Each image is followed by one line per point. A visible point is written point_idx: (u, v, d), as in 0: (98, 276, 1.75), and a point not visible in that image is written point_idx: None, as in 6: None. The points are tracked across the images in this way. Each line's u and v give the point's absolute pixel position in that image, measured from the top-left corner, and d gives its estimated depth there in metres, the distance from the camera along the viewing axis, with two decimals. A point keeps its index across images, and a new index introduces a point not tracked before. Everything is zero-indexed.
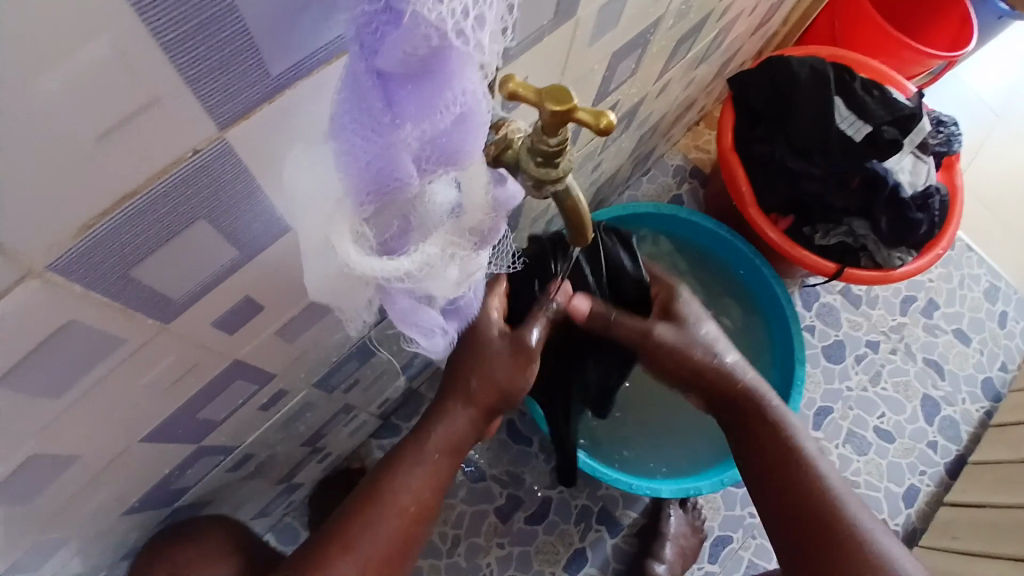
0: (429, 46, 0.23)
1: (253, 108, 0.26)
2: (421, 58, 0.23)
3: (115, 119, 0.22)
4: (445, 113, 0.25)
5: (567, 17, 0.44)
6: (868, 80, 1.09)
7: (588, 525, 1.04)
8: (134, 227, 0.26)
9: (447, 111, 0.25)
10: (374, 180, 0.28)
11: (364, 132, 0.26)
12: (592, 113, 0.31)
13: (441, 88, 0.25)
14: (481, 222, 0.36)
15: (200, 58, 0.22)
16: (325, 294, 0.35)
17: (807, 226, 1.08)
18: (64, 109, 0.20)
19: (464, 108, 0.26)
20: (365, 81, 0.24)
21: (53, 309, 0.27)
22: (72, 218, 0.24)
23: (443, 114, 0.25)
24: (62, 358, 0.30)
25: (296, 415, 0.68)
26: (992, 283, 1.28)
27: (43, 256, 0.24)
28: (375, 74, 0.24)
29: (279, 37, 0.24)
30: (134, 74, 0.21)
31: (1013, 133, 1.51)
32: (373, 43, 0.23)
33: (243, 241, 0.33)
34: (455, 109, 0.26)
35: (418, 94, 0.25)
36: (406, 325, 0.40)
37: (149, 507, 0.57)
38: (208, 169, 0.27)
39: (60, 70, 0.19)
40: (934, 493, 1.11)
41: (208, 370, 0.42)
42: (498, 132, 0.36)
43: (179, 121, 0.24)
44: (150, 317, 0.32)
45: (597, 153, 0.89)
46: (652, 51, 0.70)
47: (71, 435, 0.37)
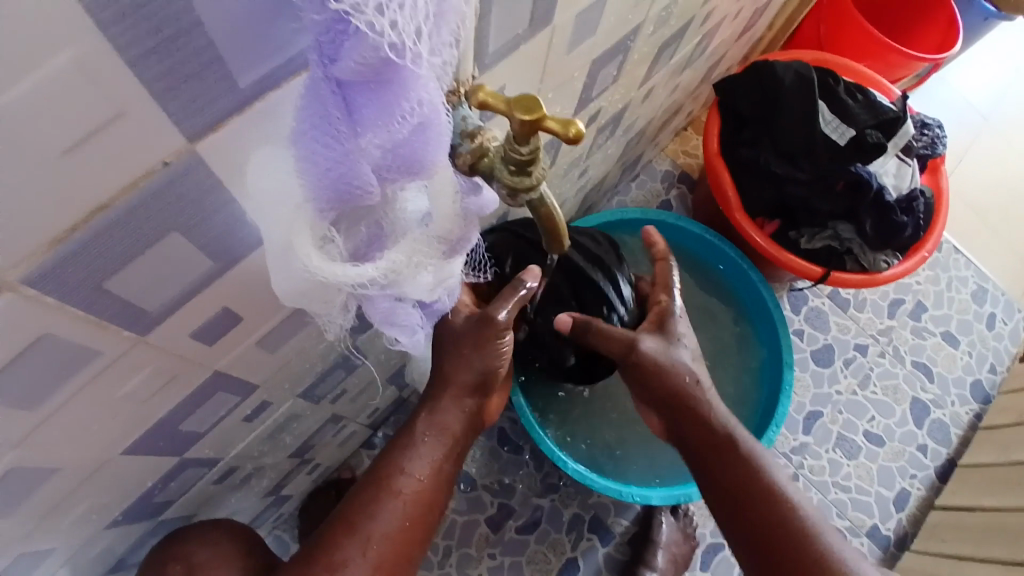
0: (378, 57, 0.23)
1: (224, 119, 0.26)
2: (374, 68, 0.23)
3: (81, 134, 0.22)
4: (402, 122, 0.26)
5: (544, 26, 0.44)
6: (851, 84, 1.10)
7: (580, 533, 1.03)
8: (108, 239, 0.27)
9: (404, 120, 0.26)
10: (334, 188, 0.28)
11: (324, 139, 0.26)
12: (561, 122, 0.32)
13: (397, 98, 0.25)
14: (451, 231, 0.36)
15: (166, 72, 0.23)
16: (295, 297, 0.34)
17: (793, 230, 1.09)
18: (28, 125, 0.20)
19: (422, 118, 0.26)
20: (323, 89, 0.24)
21: (25, 322, 0.27)
22: (42, 232, 0.24)
23: (400, 124, 0.26)
24: (35, 372, 0.30)
25: (283, 426, 0.68)
26: (979, 285, 1.29)
27: (16, 269, 0.24)
28: (333, 82, 0.24)
29: (247, 50, 0.24)
30: (99, 88, 0.21)
31: (997, 136, 1.53)
32: (330, 53, 0.23)
33: (219, 252, 0.33)
34: (412, 119, 0.26)
35: (374, 103, 0.25)
36: (388, 325, 0.40)
37: (132, 520, 0.56)
38: (181, 181, 0.27)
39: (23, 84, 0.19)
40: (924, 497, 1.11)
41: (188, 382, 0.42)
42: (472, 140, 0.34)
43: (145, 135, 0.24)
44: (127, 328, 0.32)
45: (582, 160, 0.90)
46: (634, 58, 0.71)
47: (48, 448, 0.37)
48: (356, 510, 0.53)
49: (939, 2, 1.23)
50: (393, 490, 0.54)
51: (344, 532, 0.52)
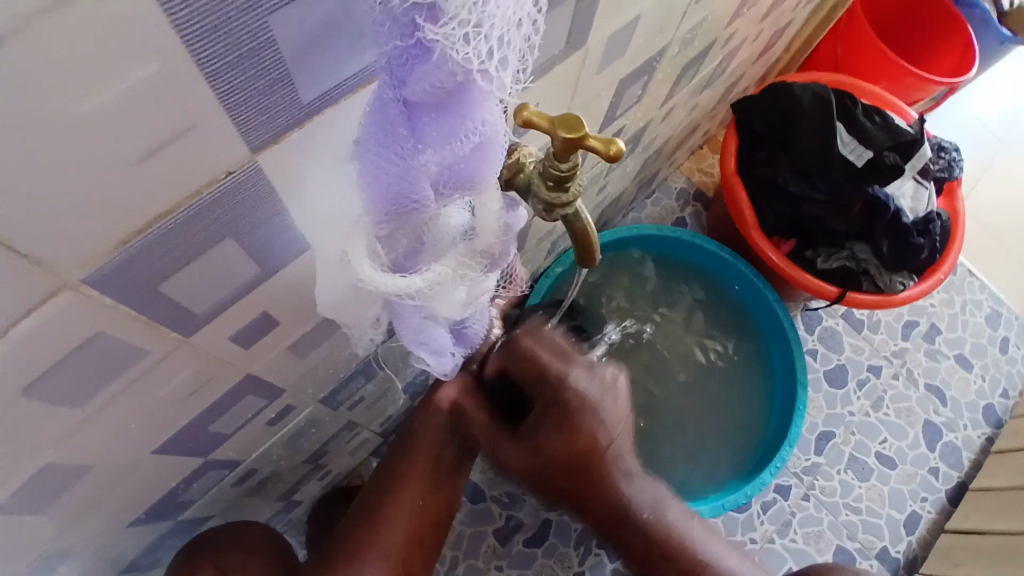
0: (454, 81, 0.24)
1: (285, 133, 0.27)
2: (447, 91, 0.24)
3: (156, 143, 0.23)
4: (465, 142, 0.27)
5: (578, 46, 0.46)
6: (869, 107, 1.11)
7: (588, 548, 1.03)
8: (166, 245, 0.27)
9: (466, 139, 0.27)
10: (391, 201, 0.29)
11: (387, 154, 0.27)
12: (602, 140, 0.32)
13: (464, 118, 0.26)
14: (493, 246, 0.36)
15: (237, 86, 0.24)
16: (333, 305, 0.36)
17: (809, 249, 1.09)
18: (110, 132, 0.22)
19: (483, 137, 0.27)
20: (390, 108, 0.25)
21: (83, 321, 0.28)
22: (108, 235, 0.25)
23: (463, 143, 0.27)
24: (87, 369, 0.31)
25: (302, 431, 0.68)
26: (993, 309, 1.28)
27: (80, 269, 0.25)
28: (402, 102, 0.25)
29: (312, 67, 0.26)
30: (175, 101, 0.22)
31: (1013, 161, 1.53)
32: (402, 74, 0.24)
33: (264, 260, 0.34)
34: (475, 138, 0.27)
35: (441, 124, 0.26)
36: (417, 345, 0.41)
37: (152, 520, 0.57)
38: (238, 190, 0.28)
39: (105, 95, 0.20)
40: (936, 521, 1.10)
41: (222, 384, 0.43)
42: (510, 156, 0.37)
43: (212, 145, 0.25)
44: (173, 330, 0.33)
45: (602, 176, 0.91)
46: (658, 78, 0.72)
47: (85, 445, 0.38)
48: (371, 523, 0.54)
49: (957, 28, 1.24)
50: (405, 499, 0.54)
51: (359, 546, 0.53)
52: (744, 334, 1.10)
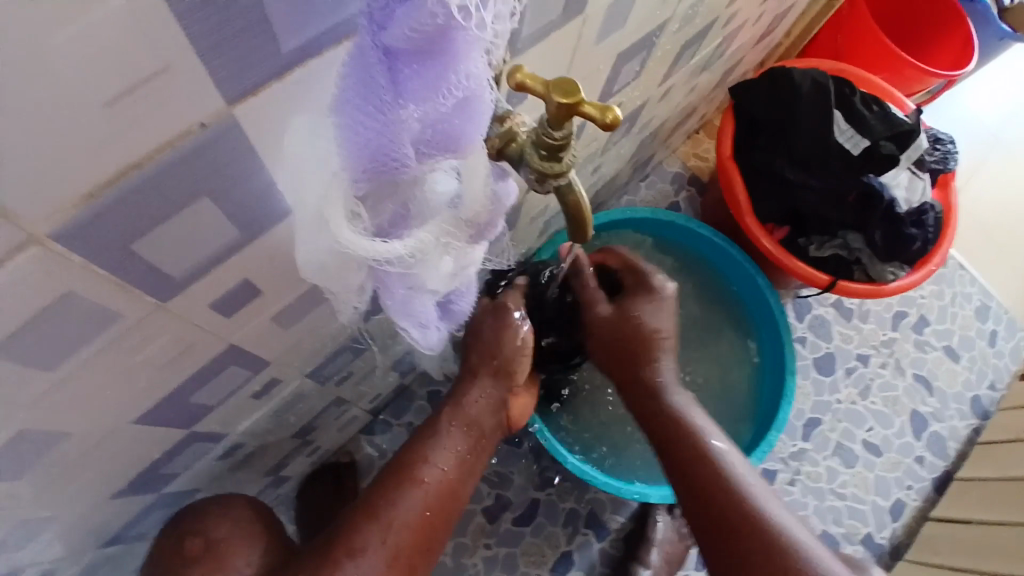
0: (434, 25, 0.23)
1: (265, 84, 0.26)
2: (427, 37, 0.23)
3: (124, 85, 0.22)
4: (448, 96, 0.26)
5: (575, 14, 0.44)
6: (867, 95, 1.10)
7: (575, 528, 1.03)
8: (138, 199, 0.26)
9: (450, 94, 0.26)
10: (371, 160, 0.27)
11: (366, 109, 0.25)
12: (598, 108, 0.31)
13: (446, 70, 0.25)
14: (480, 215, 0.36)
15: (213, 29, 0.22)
16: (314, 273, 0.33)
17: (802, 237, 1.09)
18: (72, 68, 0.20)
19: (467, 93, 0.26)
20: (370, 57, 0.24)
21: (52, 277, 0.27)
22: (76, 186, 0.24)
23: (445, 96, 0.26)
24: (59, 329, 0.30)
25: (288, 406, 0.68)
26: (983, 301, 1.29)
27: (46, 223, 0.24)
28: (381, 50, 0.24)
29: (293, 12, 0.24)
30: (145, 40, 0.21)
31: (1007, 155, 1.53)
32: (382, 19, 0.23)
33: (244, 222, 0.33)
34: (458, 93, 0.26)
35: (422, 74, 0.25)
36: (404, 317, 0.39)
37: (134, 491, 0.56)
38: (216, 145, 0.27)
39: (69, 29, 0.19)
40: (920, 508, 1.12)
41: (203, 353, 0.42)
42: (501, 123, 0.35)
43: (186, 92, 0.24)
44: (149, 293, 0.32)
45: (597, 156, 0.90)
46: (657, 55, 0.71)
47: (62, 411, 0.37)
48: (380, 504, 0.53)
49: (958, 17, 1.23)
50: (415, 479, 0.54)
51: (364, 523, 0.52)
52: (737, 321, 1.11)
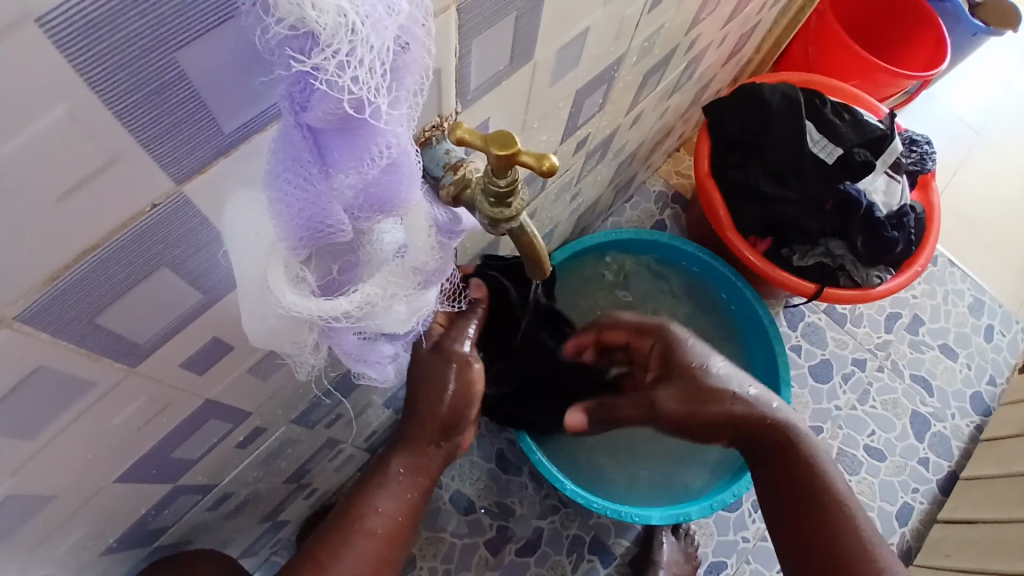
0: (343, 109, 0.24)
1: (211, 162, 0.27)
2: (341, 117, 0.24)
3: (75, 180, 0.23)
4: (372, 163, 0.27)
5: (525, 61, 0.46)
6: (838, 104, 1.12)
7: (581, 555, 1.03)
8: (99, 275, 0.28)
9: (374, 162, 0.27)
10: (305, 227, 0.29)
11: (296, 180, 0.27)
12: (535, 156, 0.33)
13: (366, 141, 0.26)
14: (427, 263, 0.35)
15: (152, 123, 0.24)
16: (266, 339, 0.33)
17: (785, 248, 1.11)
18: (24, 172, 0.22)
19: (391, 159, 0.27)
20: (294, 135, 0.25)
21: (22, 355, 0.28)
22: (37, 272, 0.25)
23: (369, 164, 0.27)
24: (32, 401, 0.31)
25: (278, 451, 0.69)
26: (975, 297, 1.30)
27: (12, 306, 0.25)
28: (305, 128, 0.25)
29: (230, 98, 0.25)
30: (90, 138, 0.22)
31: (989, 151, 1.55)
32: (302, 100, 0.24)
33: (207, 284, 0.34)
34: (382, 160, 0.27)
35: (347, 147, 0.26)
36: (360, 360, 0.41)
37: (128, 546, 0.57)
38: (170, 220, 0.28)
39: (18, 139, 0.21)
40: (928, 511, 1.11)
41: (181, 409, 0.43)
42: (455, 172, 0.37)
43: (136, 177, 0.25)
44: (118, 360, 0.33)
45: (574, 184, 0.92)
46: (620, 85, 0.73)
47: (44, 477, 0.38)
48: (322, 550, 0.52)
49: (929, 20, 1.25)
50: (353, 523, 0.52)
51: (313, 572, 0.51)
52: (729, 334, 1.12)
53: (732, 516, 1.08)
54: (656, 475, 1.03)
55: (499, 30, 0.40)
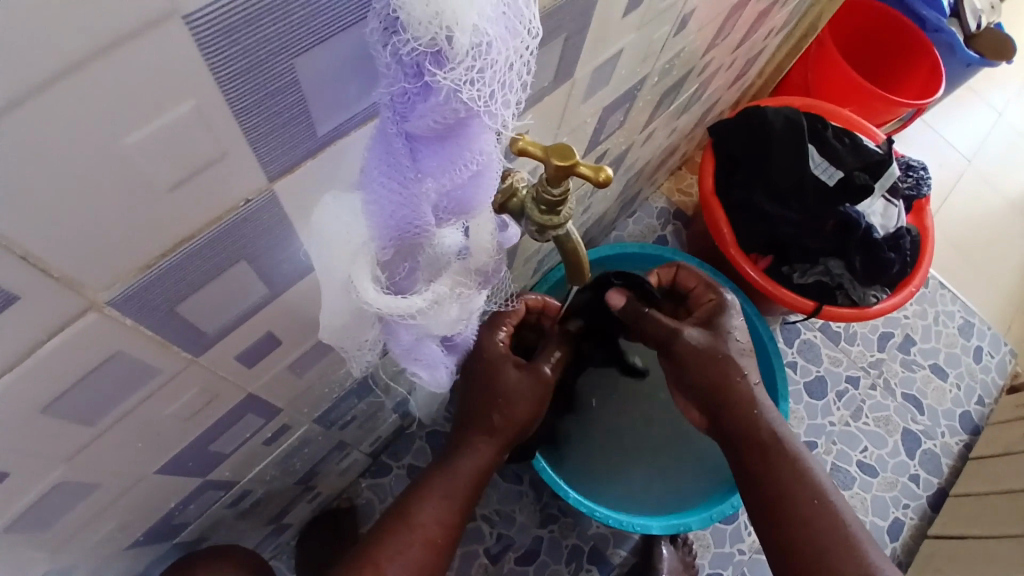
0: (456, 116, 0.26)
1: (301, 162, 0.29)
2: (448, 125, 0.27)
3: (187, 173, 0.25)
4: (463, 169, 0.29)
5: (565, 79, 0.48)
6: (838, 129, 1.17)
7: (579, 564, 1.04)
8: (185, 267, 0.29)
9: (465, 167, 0.29)
10: (393, 224, 0.31)
11: (390, 182, 0.29)
12: (592, 168, 0.35)
13: (461, 149, 0.28)
14: (486, 264, 0.38)
15: (262, 122, 0.26)
16: (332, 330, 0.36)
17: (785, 265, 1.13)
18: (142, 161, 0.23)
19: (480, 165, 0.30)
20: (394, 140, 0.27)
21: (104, 340, 0.29)
22: (136, 257, 0.27)
23: (461, 170, 0.29)
24: (103, 386, 0.32)
25: (295, 451, 0.69)
26: (966, 319, 1.34)
27: (105, 290, 0.27)
28: (403, 135, 0.27)
29: (331, 103, 0.28)
30: (205, 133, 0.24)
31: (978, 178, 1.60)
32: (404, 110, 0.26)
33: (275, 279, 0.36)
34: (473, 166, 0.29)
35: (441, 153, 0.28)
36: (410, 360, 0.43)
37: (147, 542, 0.57)
38: (257, 217, 0.30)
39: (147, 129, 0.22)
40: (917, 526, 1.13)
41: (223, 403, 0.44)
42: (504, 180, 0.40)
43: (237, 174, 0.27)
44: (185, 348, 0.34)
45: (587, 197, 0.94)
46: (638, 105, 0.76)
47: (97, 462, 0.38)
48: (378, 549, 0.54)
49: (925, 51, 1.30)
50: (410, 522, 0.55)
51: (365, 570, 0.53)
52: None
53: (728, 528, 1.09)
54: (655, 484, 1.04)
55: (548, 50, 0.42)
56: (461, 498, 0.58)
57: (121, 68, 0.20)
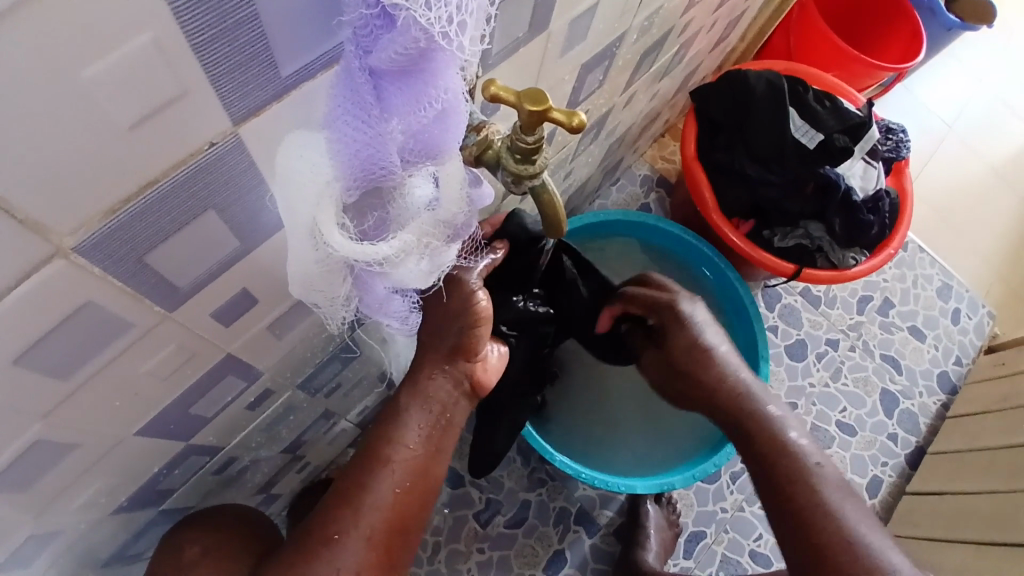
0: (417, 47, 0.26)
1: (266, 106, 0.29)
2: (411, 57, 0.27)
3: (147, 110, 0.24)
4: (428, 108, 0.29)
5: (541, 31, 0.48)
6: (819, 92, 1.16)
7: (567, 525, 1.06)
8: (151, 213, 0.29)
9: (430, 106, 0.29)
10: (360, 166, 0.32)
11: (354, 122, 0.29)
12: (565, 113, 0.34)
13: (426, 86, 0.28)
14: (456, 216, 0.38)
15: (224, 58, 0.25)
16: (303, 281, 0.36)
17: (766, 229, 1.14)
18: (102, 96, 0.23)
19: (445, 105, 0.30)
20: (357, 77, 0.28)
21: (72, 289, 0.28)
22: (101, 201, 0.26)
23: (426, 108, 0.29)
24: (74, 340, 0.32)
25: (280, 418, 0.70)
26: (943, 282, 1.36)
27: (71, 236, 0.26)
28: (367, 70, 0.28)
29: (294, 43, 0.27)
30: (166, 69, 0.24)
31: (959, 142, 1.61)
32: (367, 44, 0.27)
33: (245, 232, 0.35)
34: (438, 105, 0.29)
35: (404, 91, 0.29)
36: (380, 312, 0.45)
37: (136, 507, 0.57)
38: (221, 162, 0.29)
39: (105, 61, 0.22)
40: (895, 483, 1.17)
41: (203, 362, 0.44)
42: (478, 132, 0.39)
43: (197, 116, 0.26)
44: (157, 302, 0.34)
45: (568, 162, 0.93)
46: (618, 65, 0.75)
47: (74, 421, 0.38)
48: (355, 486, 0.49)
49: (904, 12, 1.29)
50: (381, 460, 0.49)
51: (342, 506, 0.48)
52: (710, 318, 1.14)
53: (711, 488, 1.12)
54: (639, 449, 1.05)
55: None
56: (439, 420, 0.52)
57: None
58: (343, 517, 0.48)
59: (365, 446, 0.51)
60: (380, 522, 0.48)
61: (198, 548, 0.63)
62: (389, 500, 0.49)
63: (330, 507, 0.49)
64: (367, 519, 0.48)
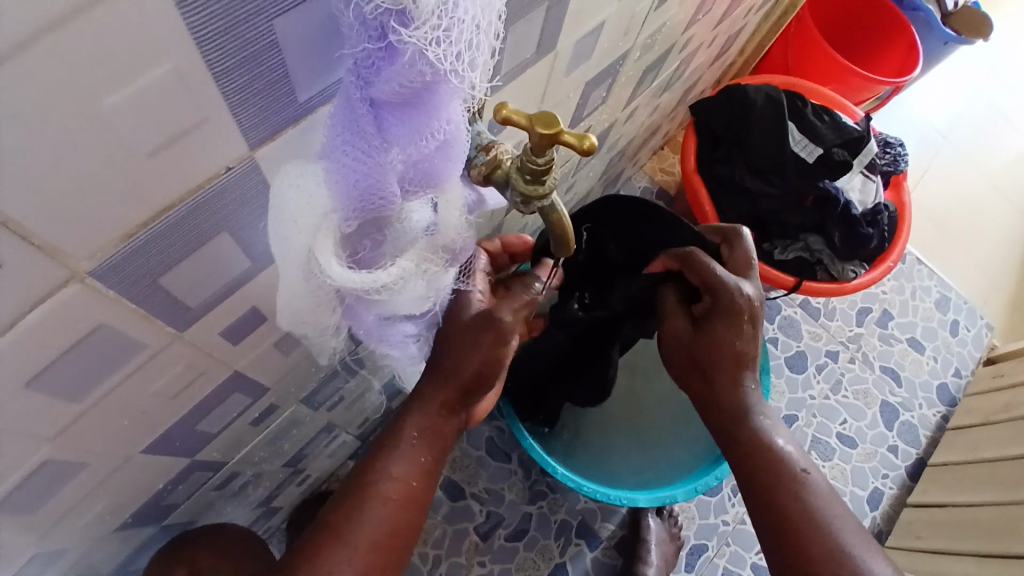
0: (421, 81, 0.27)
1: (279, 131, 0.29)
2: (413, 91, 0.27)
3: (166, 137, 0.25)
4: (430, 139, 0.30)
5: (547, 50, 0.48)
6: (818, 107, 1.17)
7: (568, 538, 1.06)
8: (164, 239, 0.29)
9: (431, 138, 0.30)
10: (358, 197, 0.32)
11: (352, 152, 0.29)
12: (576, 136, 0.35)
13: (427, 118, 0.29)
14: (454, 241, 0.38)
15: (242, 86, 0.26)
16: (294, 315, 0.36)
17: (767, 242, 1.13)
18: (123, 123, 0.23)
19: (447, 136, 0.30)
20: (357, 107, 0.28)
21: (85, 312, 0.28)
22: (117, 226, 0.26)
23: (427, 140, 0.30)
24: (86, 361, 0.32)
25: (284, 432, 0.69)
26: (942, 294, 1.36)
27: (88, 260, 0.26)
28: (368, 102, 0.28)
29: (309, 69, 0.28)
30: (187, 98, 0.24)
31: (955, 153, 1.63)
32: (367, 76, 0.27)
33: (256, 253, 0.35)
34: (440, 136, 0.30)
35: (405, 122, 0.29)
36: (374, 337, 0.46)
37: (139, 523, 0.57)
38: (241, 184, 0.30)
39: (128, 89, 0.22)
40: (897, 496, 1.17)
41: (210, 380, 0.44)
42: (487, 152, 0.39)
43: (211, 144, 0.27)
44: (168, 323, 0.34)
45: (570, 175, 0.94)
46: (621, 81, 0.75)
47: (82, 441, 0.38)
48: (349, 519, 0.48)
49: (901, 27, 1.30)
50: (375, 494, 0.49)
51: (333, 541, 0.47)
52: None
53: (712, 501, 1.12)
54: (639, 464, 1.05)
55: (529, 22, 0.42)
56: (434, 452, 0.52)
57: (93, 27, 0.20)
58: (334, 553, 0.46)
59: (356, 477, 0.50)
60: (371, 555, 0.47)
61: (201, 565, 0.63)
62: (383, 534, 0.48)
63: (318, 545, 0.47)
64: (359, 552, 0.47)
